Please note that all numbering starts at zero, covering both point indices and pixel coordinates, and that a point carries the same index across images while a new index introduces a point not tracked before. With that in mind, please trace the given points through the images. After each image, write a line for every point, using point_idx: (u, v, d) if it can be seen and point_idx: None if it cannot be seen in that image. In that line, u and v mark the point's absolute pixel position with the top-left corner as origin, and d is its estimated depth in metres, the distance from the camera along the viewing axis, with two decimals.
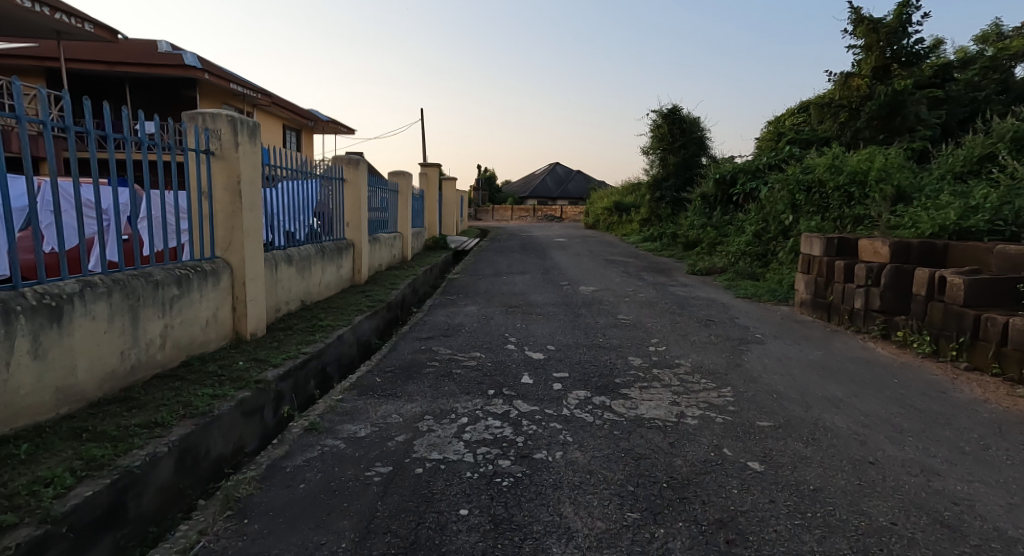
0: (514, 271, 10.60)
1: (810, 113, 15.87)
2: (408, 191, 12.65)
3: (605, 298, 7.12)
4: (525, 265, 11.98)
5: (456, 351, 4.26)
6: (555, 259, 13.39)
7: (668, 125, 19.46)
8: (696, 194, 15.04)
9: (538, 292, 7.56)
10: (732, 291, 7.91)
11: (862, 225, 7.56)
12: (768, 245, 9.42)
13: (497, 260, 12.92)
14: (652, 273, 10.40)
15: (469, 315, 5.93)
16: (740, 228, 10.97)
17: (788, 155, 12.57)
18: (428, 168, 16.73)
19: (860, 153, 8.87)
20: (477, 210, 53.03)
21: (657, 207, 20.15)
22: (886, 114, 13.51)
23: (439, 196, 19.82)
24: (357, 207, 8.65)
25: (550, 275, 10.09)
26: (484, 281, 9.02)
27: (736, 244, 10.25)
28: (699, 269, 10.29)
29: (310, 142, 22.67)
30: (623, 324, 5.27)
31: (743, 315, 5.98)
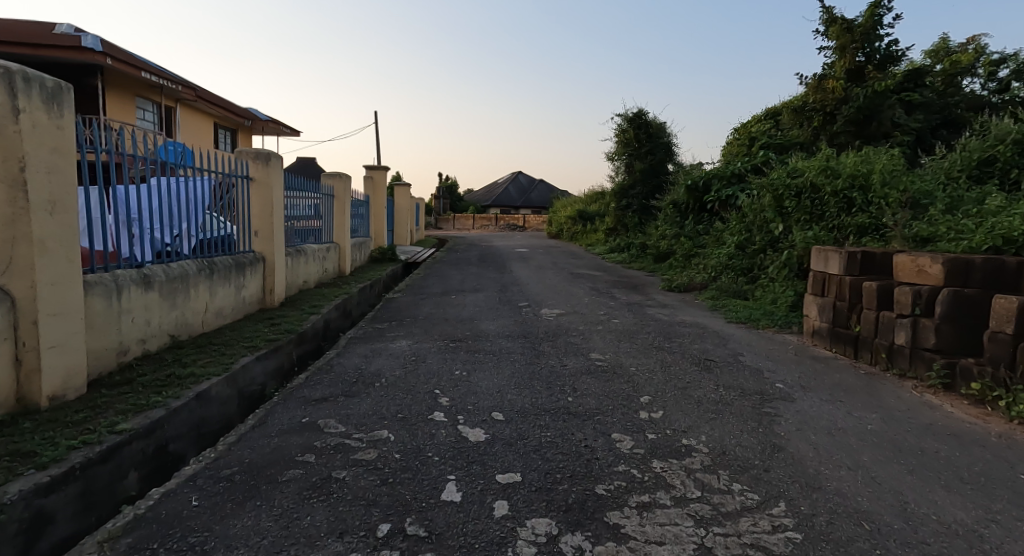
0: (467, 288, 9.21)
1: (781, 117, 15.11)
2: (344, 197, 11.04)
3: (572, 325, 5.82)
4: (481, 280, 10.60)
5: (354, 429, 2.80)
6: (515, 273, 12.05)
7: (634, 129, 18.52)
8: (666, 202, 14.03)
9: (490, 318, 6.19)
10: (720, 313, 6.76)
11: (868, 237, 6.53)
12: (753, 258, 8.35)
13: (451, 274, 11.49)
14: (625, 290, 9.21)
15: (395, 355, 4.49)
16: (720, 239, 9.91)
17: (765, 160, 11.67)
18: (375, 171, 15.16)
19: (853, 156, 7.89)
20: (438, 219, 51.33)
21: (623, 216, 19.13)
22: (862, 118, 12.78)
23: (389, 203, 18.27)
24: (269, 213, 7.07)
25: (507, 293, 8.76)
26: (429, 302, 7.59)
27: (717, 256, 9.18)
28: (676, 286, 9.13)
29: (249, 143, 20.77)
30: (596, 370, 3.96)
31: (746, 351, 4.76)
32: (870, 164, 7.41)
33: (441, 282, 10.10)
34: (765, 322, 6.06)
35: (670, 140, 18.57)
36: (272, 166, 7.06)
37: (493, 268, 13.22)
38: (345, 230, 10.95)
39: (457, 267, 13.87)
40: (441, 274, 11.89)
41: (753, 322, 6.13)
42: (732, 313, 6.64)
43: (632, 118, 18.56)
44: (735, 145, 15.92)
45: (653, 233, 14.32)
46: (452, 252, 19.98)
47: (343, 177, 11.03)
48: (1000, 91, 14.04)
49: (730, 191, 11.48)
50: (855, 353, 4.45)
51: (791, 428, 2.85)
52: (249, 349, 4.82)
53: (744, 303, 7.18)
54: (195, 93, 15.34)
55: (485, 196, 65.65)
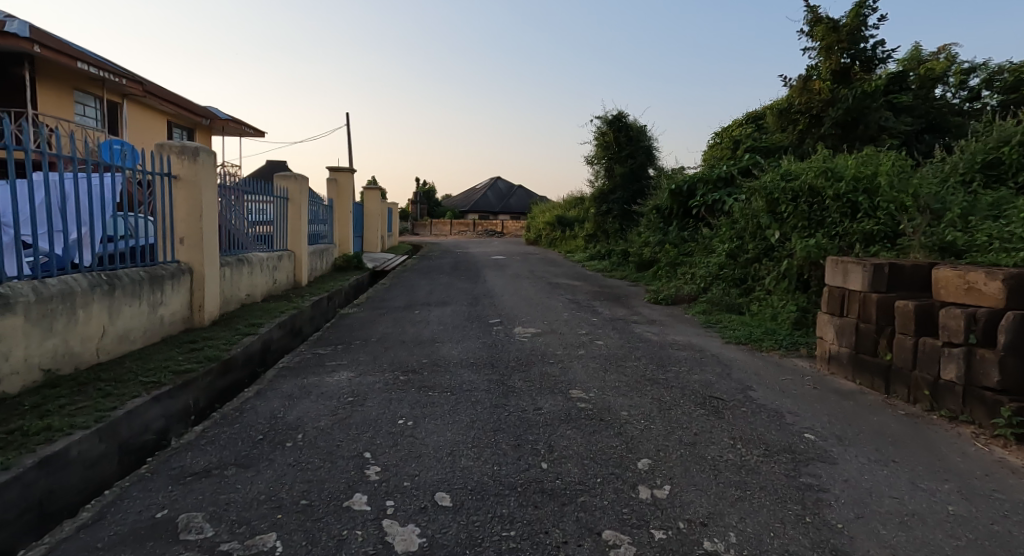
0: (434, 301, 8.34)
1: (765, 119, 14.62)
2: (300, 199, 10.09)
3: (550, 349, 5.01)
4: (452, 291, 9.75)
5: (229, 532, 1.91)
6: (490, 283, 11.22)
7: (613, 132, 17.94)
8: (648, 207, 13.39)
9: (455, 341, 5.33)
10: (716, 332, 6.03)
11: (877, 246, 5.88)
12: (747, 268, 7.67)
13: (419, 285, 10.61)
14: (608, 302, 8.46)
15: (330, 394, 3.60)
16: (709, 247, 9.25)
17: (753, 163, 11.10)
18: (340, 173, 14.19)
19: (853, 157, 7.27)
20: (414, 224, 50.23)
21: (603, 222, 18.48)
22: (849, 122, 12.12)
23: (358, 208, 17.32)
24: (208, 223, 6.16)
25: (478, 306, 7.93)
26: (388, 319, 6.69)
27: (706, 266, 8.50)
28: (664, 298, 8.41)
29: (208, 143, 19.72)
30: (579, 416, 3.14)
31: (756, 383, 4.01)
32: (873, 165, 6.80)
33: (408, 294, 9.22)
34: (770, 343, 5.34)
35: (651, 144, 18.00)
36: (201, 162, 5.92)
37: (466, 277, 12.38)
38: (301, 235, 10.00)
39: (428, 276, 12.98)
40: (410, 285, 11.01)
41: (756, 342, 5.41)
42: (730, 331, 5.92)
43: (611, 121, 17.97)
44: (718, 149, 15.38)
45: (635, 240, 13.65)
46: (426, 260, 19.06)
47: (298, 178, 10.07)
48: (985, 95, 13.71)
49: (717, 196, 10.86)
50: (888, 389, 3.71)
51: (848, 514, 2.07)
52: (149, 385, 3.88)
53: (741, 319, 6.47)
54: (145, 88, 14.21)
55: (463, 201, 64.75)
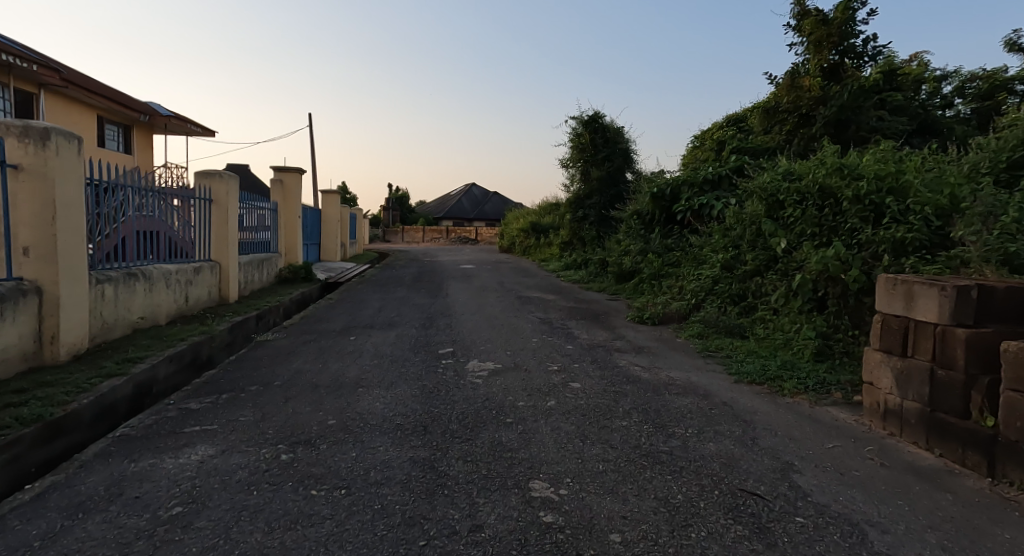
0: (380, 322, 7.03)
1: (749, 119, 13.69)
2: (228, 202, 8.63)
3: (509, 398, 3.77)
4: (407, 309, 8.45)
5: None
6: (453, 298, 9.95)
7: (589, 133, 16.92)
8: (628, 212, 12.35)
9: (385, 385, 4.04)
10: (718, 365, 4.90)
11: (910, 259, 4.82)
12: (746, 282, 6.59)
13: (371, 301, 9.27)
14: (585, 321, 7.32)
15: (151, 495, 2.28)
16: (699, 257, 8.16)
17: (743, 164, 10.11)
18: (287, 175, 12.78)
19: (869, 153, 6.22)
20: (385, 231, 48.52)
21: (579, 229, 17.39)
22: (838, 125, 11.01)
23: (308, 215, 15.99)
24: (72, 229, 4.75)
25: (432, 329, 6.67)
26: (313, 348, 5.37)
27: (697, 279, 7.42)
28: (650, 316, 7.27)
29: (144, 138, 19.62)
30: (539, 551, 1.88)
31: (797, 456, 2.83)
32: (894, 162, 5.77)
33: (352, 314, 7.90)
34: (790, 380, 4.22)
35: (629, 146, 17.00)
36: (55, 150, 4.47)
37: (427, 291, 11.09)
38: (228, 244, 8.58)
39: (386, 289, 11.66)
40: (361, 300, 9.66)
41: (773, 380, 4.28)
42: (735, 364, 4.80)
43: (588, 121, 16.95)
44: (700, 151, 14.42)
45: (614, 248, 12.57)
46: (390, 269, 17.70)
47: (224, 176, 8.54)
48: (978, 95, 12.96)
49: (705, 200, 9.82)
50: (993, 469, 2.57)
51: None
52: None
53: (746, 347, 5.36)
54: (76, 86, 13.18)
55: (437, 207, 63.36)
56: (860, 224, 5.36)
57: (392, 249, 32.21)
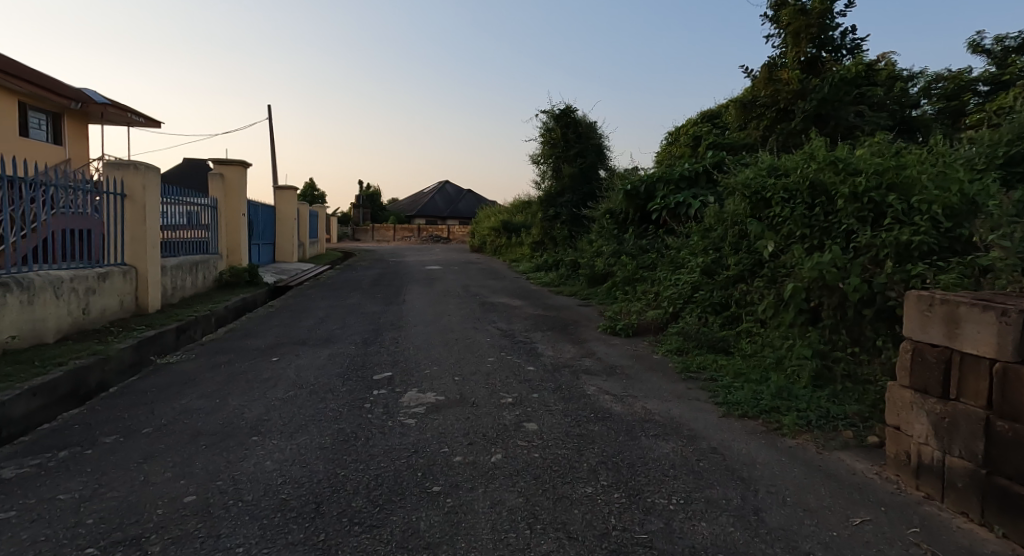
0: (316, 337, 6.12)
1: (725, 114, 13.07)
2: (146, 196, 7.76)
3: (442, 448, 2.95)
4: (353, 319, 7.54)
5: None
6: (410, 304, 9.06)
7: (560, 128, 16.21)
8: (600, 210, 11.65)
9: (286, 430, 3.16)
10: (700, 391, 4.21)
11: (917, 266, 4.15)
12: (729, 290, 5.93)
13: (316, 310, 8.32)
14: (551, 333, 6.59)
15: None
16: (675, 259, 7.49)
17: (722, 159, 9.49)
18: (227, 169, 11.94)
19: (863, 146, 5.55)
20: (355, 230, 47.04)
21: (550, 228, 16.65)
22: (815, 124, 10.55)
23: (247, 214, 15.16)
24: None
25: (374, 345, 5.81)
26: (221, 375, 4.45)
27: (675, 285, 6.72)
28: (624, 325, 6.55)
29: (76, 131, 19.18)
30: None
31: (818, 544, 2.08)
32: (891, 155, 5.12)
33: (290, 326, 6.99)
34: (789, 412, 3.52)
35: (602, 141, 16.32)
36: None
37: (384, 296, 10.18)
38: (146, 246, 7.76)
39: (339, 293, 10.71)
40: (306, 308, 8.71)
41: (767, 412, 3.58)
42: (720, 389, 4.11)
43: (558, 116, 16.21)
44: (676, 147, 13.77)
45: (587, 249, 11.87)
46: (351, 270, 16.71)
47: (141, 168, 7.71)
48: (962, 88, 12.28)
49: (681, 198, 9.16)
50: None
51: None
52: None
53: (732, 366, 4.68)
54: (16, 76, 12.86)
55: (410, 205, 62.04)
56: (857, 225, 4.69)
57: (361, 248, 31.07)
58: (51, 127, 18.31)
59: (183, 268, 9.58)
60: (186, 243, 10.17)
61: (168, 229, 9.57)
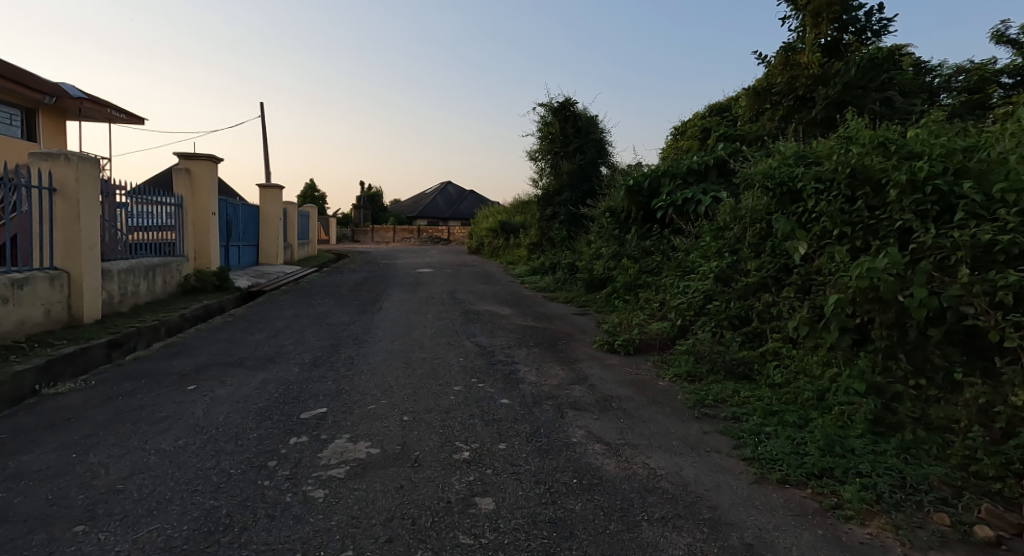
0: (257, 357, 5.17)
1: (736, 104, 12.05)
2: (79, 192, 6.89)
3: (341, 551, 1.97)
4: (314, 331, 6.59)
5: None
6: (385, 313, 8.11)
7: (559, 122, 15.23)
8: (601, 209, 10.66)
9: (128, 516, 2.20)
10: (718, 436, 3.25)
11: (1006, 274, 3.13)
12: (749, 301, 4.94)
13: (277, 321, 7.39)
14: (538, 349, 5.64)
15: None
16: (683, 263, 6.51)
17: (736, 151, 8.50)
18: (195, 164, 11.00)
19: (917, 124, 4.52)
20: (354, 231, 46.25)
21: (548, 228, 15.67)
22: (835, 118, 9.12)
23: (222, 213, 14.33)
24: None
25: (323, 366, 4.84)
26: (108, 414, 3.51)
27: (684, 294, 5.74)
28: (624, 342, 5.58)
29: (52, 126, 18.63)
30: None
31: None
32: (954, 134, 4.11)
33: (237, 341, 6.04)
34: (845, 479, 2.54)
35: (604, 136, 15.35)
36: None
37: (359, 303, 9.23)
38: (81, 248, 6.89)
39: (312, 300, 9.78)
40: (268, 318, 7.78)
41: (814, 476, 2.61)
42: (746, 436, 3.14)
43: (557, 109, 15.23)
44: (682, 141, 12.77)
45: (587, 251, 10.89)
46: (337, 273, 15.82)
47: (73, 160, 6.82)
48: (1000, 75, 11.11)
49: (689, 194, 8.17)
50: None
51: None
52: None
53: (758, 400, 3.71)
54: None
55: (411, 206, 61.26)
56: (917, 222, 3.68)
57: (358, 250, 30.25)
58: (25, 123, 17.58)
59: (137, 272, 8.68)
60: (143, 244, 9.29)
61: (120, 229, 8.69)
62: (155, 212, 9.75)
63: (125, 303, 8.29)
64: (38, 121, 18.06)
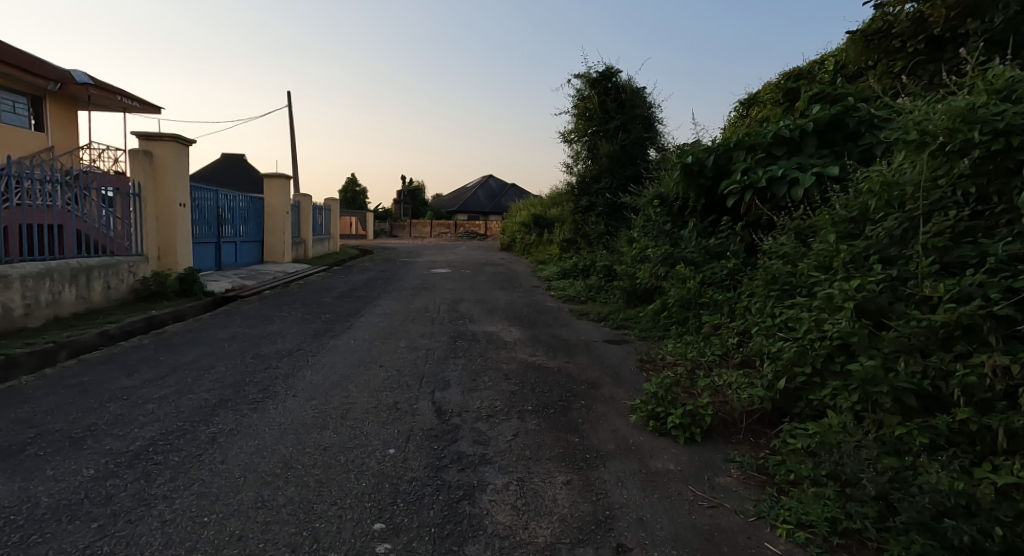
0: (71, 432, 3.14)
1: (826, 62, 9.34)
2: None
3: None
4: (225, 370, 4.56)
5: None
6: (352, 336, 6.06)
7: (599, 95, 12.82)
8: (648, 197, 8.26)
9: None
10: None
11: None
12: (942, 364, 2.54)
13: (196, 349, 5.38)
14: (538, 424, 3.41)
15: None
16: (778, 276, 4.11)
17: (844, 111, 5.98)
18: (157, 145, 9.05)
19: None
20: (390, 226, 45.00)
21: (584, 222, 13.30)
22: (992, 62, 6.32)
23: (213, 204, 12.66)
24: None
25: (150, 459, 2.77)
26: None
27: (794, 333, 3.35)
28: (687, 415, 3.26)
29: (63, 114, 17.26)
30: None
31: None
32: None
33: (96, 387, 4.05)
34: None
35: (652, 111, 12.84)
36: None
37: (333, 318, 7.28)
38: None
39: (282, 311, 7.89)
40: (195, 341, 5.84)
41: None
42: None
43: (596, 80, 12.81)
44: (750, 111, 10.19)
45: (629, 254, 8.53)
46: (344, 274, 14.00)
47: None
48: None
49: (777, 171, 5.71)
50: None
51: None
52: None
53: None
54: None
55: (451, 200, 59.78)
56: None
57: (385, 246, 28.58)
58: (33, 111, 16.22)
59: (58, 275, 6.91)
60: (74, 240, 7.51)
61: (40, 220, 6.92)
62: (101, 200, 7.96)
63: (36, 317, 6.54)
64: (47, 110, 16.66)
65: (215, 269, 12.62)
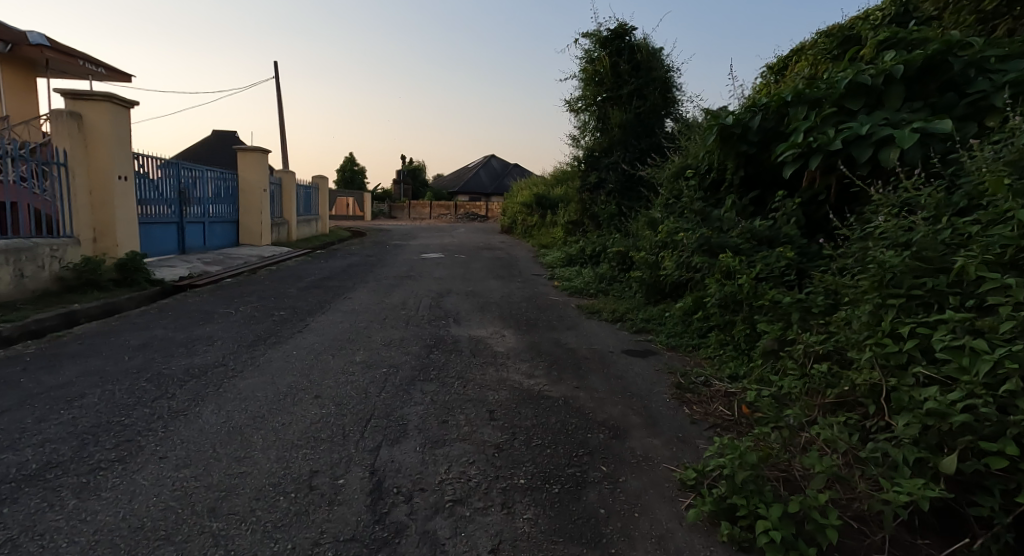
0: None
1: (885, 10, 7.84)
2: None
3: None
4: (95, 402, 3.23)
5: None
6: (301, 344, 4.74)
7: (611, 57, 11.33)
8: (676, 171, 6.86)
9: None
10: None
11: None
12: None
13: (84, 362, 4.05)
14: (538, 523, 2.09)
15: None
16: (898, 275, 2.75)
17: (944, 51, 4.57)
18: (89, 105, 7.59)
19: None
20: (388, 208, 43.55)
21: (591, 201, 11.89)
22: None
23: (175, 179, 11.23)
24: None
25: None
26: None
27: (975, 377, 2.02)
28: (787, 517, 1.94)
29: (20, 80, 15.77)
30: None
31: None
32: None
33: None
34: None
35: (671, 76, 11.35)
36: None
37: (291, 316, 5.97)
38: None
39: (233, 305, 6.59)
40: (94, 349, 4.51)
41: None
42: None
43: (608, 39, 11.31)
44: (789, 70, 8.72)
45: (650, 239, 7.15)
46: (327, 260, 12.66)
47: None
48: None
49: (859, 130, 4.31)
50: None
51: None
52: None
53: None
54: None
55: (452, 181, 58.08)
56: None
57: (379, 227, 27.14)
58: None
59: None
60: None
61: None
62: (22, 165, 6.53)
63: None
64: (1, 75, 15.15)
65: (179, 253, 11.26)
